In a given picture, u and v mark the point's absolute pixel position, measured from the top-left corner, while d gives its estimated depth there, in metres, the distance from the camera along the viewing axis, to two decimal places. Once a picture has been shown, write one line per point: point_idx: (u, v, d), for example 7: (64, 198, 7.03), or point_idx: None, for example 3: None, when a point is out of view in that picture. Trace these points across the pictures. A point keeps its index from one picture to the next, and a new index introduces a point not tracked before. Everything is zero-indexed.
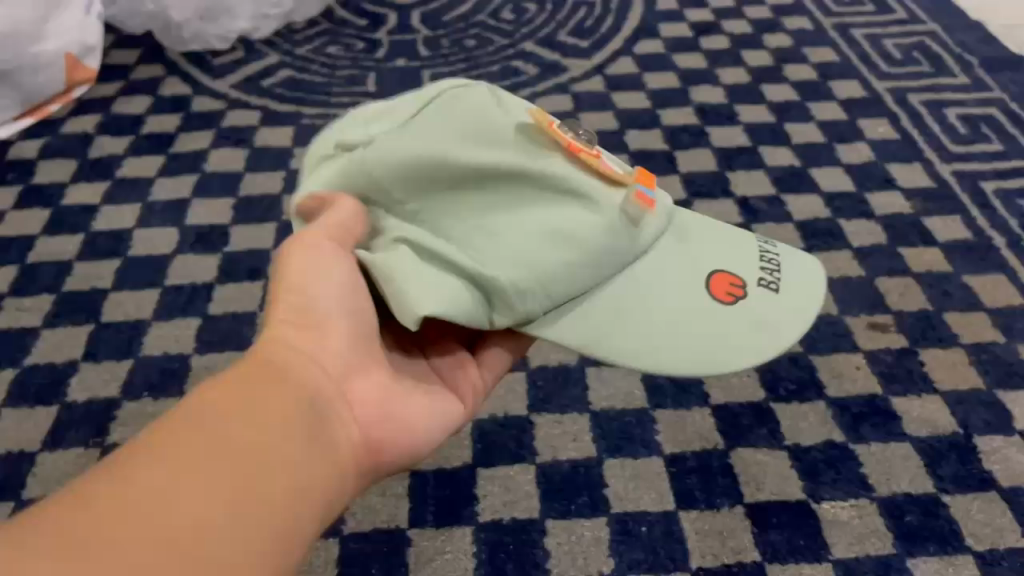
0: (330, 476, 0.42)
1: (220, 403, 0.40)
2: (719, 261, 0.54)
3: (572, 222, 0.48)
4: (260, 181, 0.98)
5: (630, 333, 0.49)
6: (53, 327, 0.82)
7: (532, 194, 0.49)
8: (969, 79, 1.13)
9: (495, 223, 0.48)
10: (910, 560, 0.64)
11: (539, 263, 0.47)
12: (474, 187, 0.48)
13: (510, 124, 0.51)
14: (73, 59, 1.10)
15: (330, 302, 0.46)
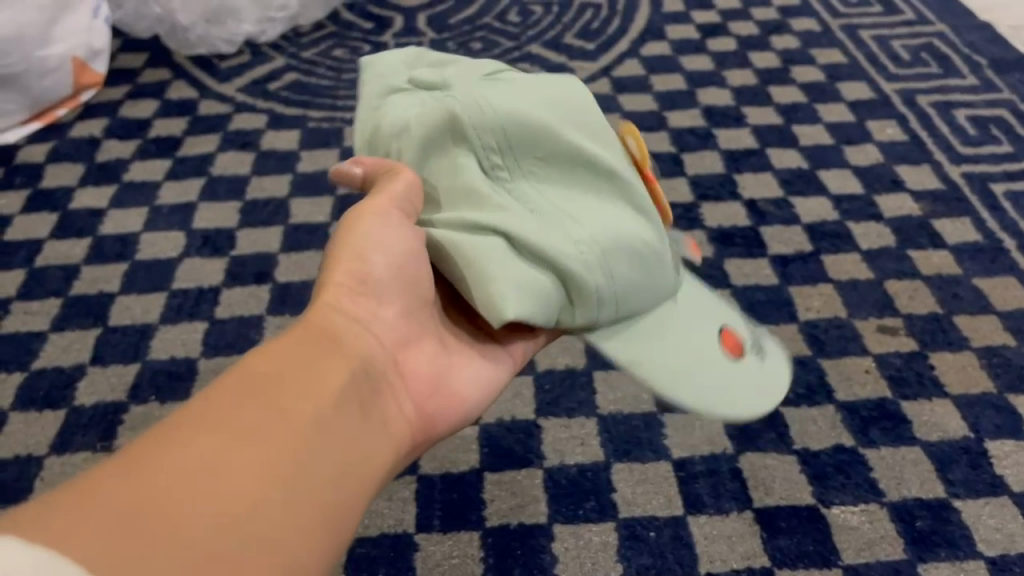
0: (385, 441, 0.45)
1: (291, 359, 0.42)
2: (725, 319, 0.59)
3: (638, 228, 0.52)
4: (267, 184, 0.98)
5: (668, 357, 0.53)
6: (60, 331, 0.82)
7: (610, 187, 0.52)
8: (977, 80, 1.13)
9: (573, 209, 0.51)
10: (920, 566, 0.63)
11: (611, 255, 0.50)
12: (558, 167, 0.51)
13: (595, 114, 0.54)
14: (79, 62, 1.10)
15: (386, 273, 0.49)
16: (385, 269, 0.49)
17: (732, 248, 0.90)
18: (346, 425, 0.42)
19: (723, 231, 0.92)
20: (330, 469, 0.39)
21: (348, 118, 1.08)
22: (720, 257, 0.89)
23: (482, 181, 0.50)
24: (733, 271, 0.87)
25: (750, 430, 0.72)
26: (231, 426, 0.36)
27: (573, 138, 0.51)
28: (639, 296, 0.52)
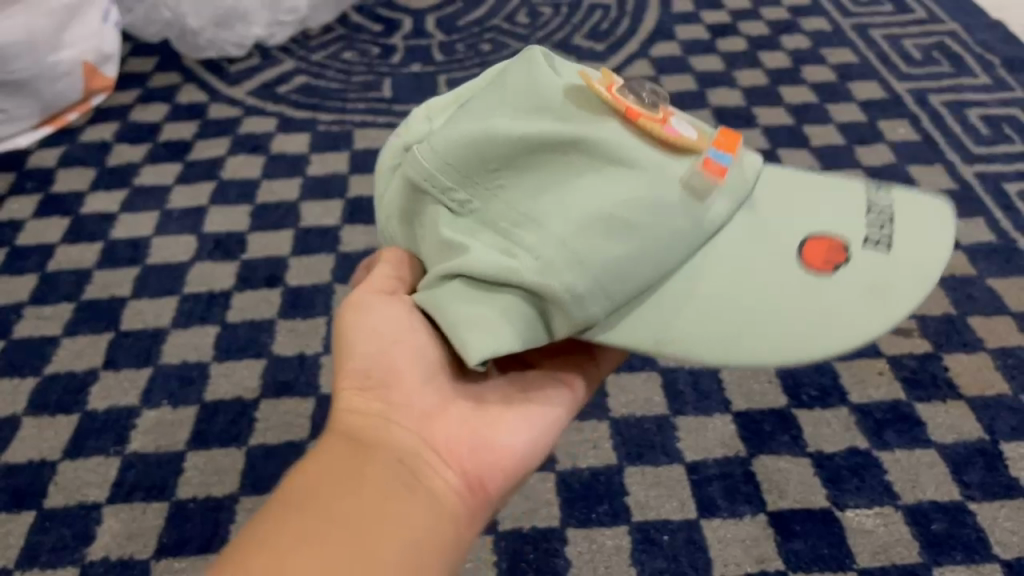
0: (441, 531, 0.41)
1: (310, 495, 0.39)
2: (819, 221, 0.46)
3: (631, 192, 0.42)
4: (277, 187, 0.98)
5: (712, 321, 0.43)
6: (73, 335, 0.82)
7: (584, 162, 0.43)
8: (990, 79, 1.12)
9: (543, 206, 0.42)
10: (936, 569, 0.63)
11: (597, 258, 0.41)
12: (519, 166, 0.43)
13: (559, 88, 0.45)
14: (91, 66, 1.10)
15: (393, 357, 0.44)
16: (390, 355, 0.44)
17: None
18: (388, 528, 0.39)
19: None
20: None
21: (357, 122, 1.08)
22: None
23: (452, 218, 0.43)
24: None
25: (763, 433, 0.72)
26: None
27: (522, 128, 0.43)
28: (650, 270, 0.42)
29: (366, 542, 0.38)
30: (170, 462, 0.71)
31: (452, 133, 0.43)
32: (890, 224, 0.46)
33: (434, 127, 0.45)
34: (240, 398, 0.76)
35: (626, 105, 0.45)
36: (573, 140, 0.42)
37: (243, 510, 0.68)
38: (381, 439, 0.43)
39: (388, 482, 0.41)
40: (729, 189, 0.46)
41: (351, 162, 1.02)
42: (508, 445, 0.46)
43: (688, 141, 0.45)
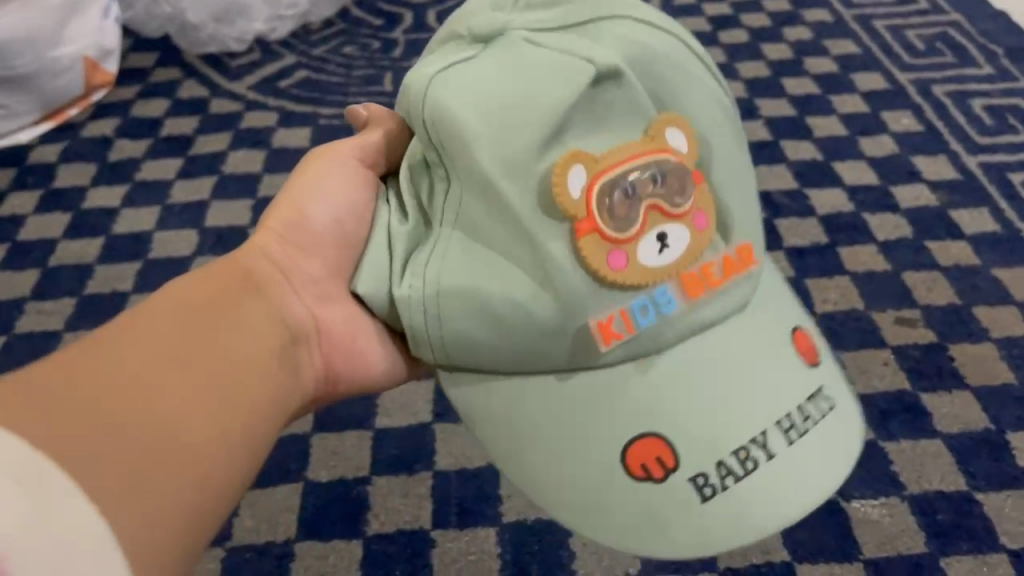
0: (283, 383, 0.45)
1: (190, 300, 0.43)
2: (714, 411, 0.40)
3: (527, 279, 0.40)
4: (279, 181, 0.98)
5: (529, 439, 0.42)
6: (76, 330, 0.82)
7: (520, 219, 0.40)
8: (993, 69, 1.12)
9: (461, 239, 0.41)
10: (942, 559, 0.63)
11: (472, 313, 0.41)
12: (468, 180, 0.41)
13: (568, 119, 0.40)
14: (92, 62, 1.10)
15: (320, 220, 0.51)
16: (322, 218, 0.51)
17: None
18: (244, 359, 0.42)
19: None
20: (232, 406, 0.40)
21: None
22: None
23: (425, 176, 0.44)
24: None
25: None
26: (118, 357, 0.37)
27: (492, 144, 0.40)
28: (513, 357, 0.41)
29: (230, 362, 0.41)
30: None
31: (451, 92, 0.41)
32: (788, 441, 0.40)
33: (477, 58, 0.42)
34: None
35: (600, 184, 0.40)
36: (510, 209, 0.40)
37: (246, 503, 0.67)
38: (266, 283, 0.48)
39: (253, 322, 0.45)
40: (679, 312, 0.41)
41: None
42: (368, 354, 0.49)
43: (638, 251, 0.40)
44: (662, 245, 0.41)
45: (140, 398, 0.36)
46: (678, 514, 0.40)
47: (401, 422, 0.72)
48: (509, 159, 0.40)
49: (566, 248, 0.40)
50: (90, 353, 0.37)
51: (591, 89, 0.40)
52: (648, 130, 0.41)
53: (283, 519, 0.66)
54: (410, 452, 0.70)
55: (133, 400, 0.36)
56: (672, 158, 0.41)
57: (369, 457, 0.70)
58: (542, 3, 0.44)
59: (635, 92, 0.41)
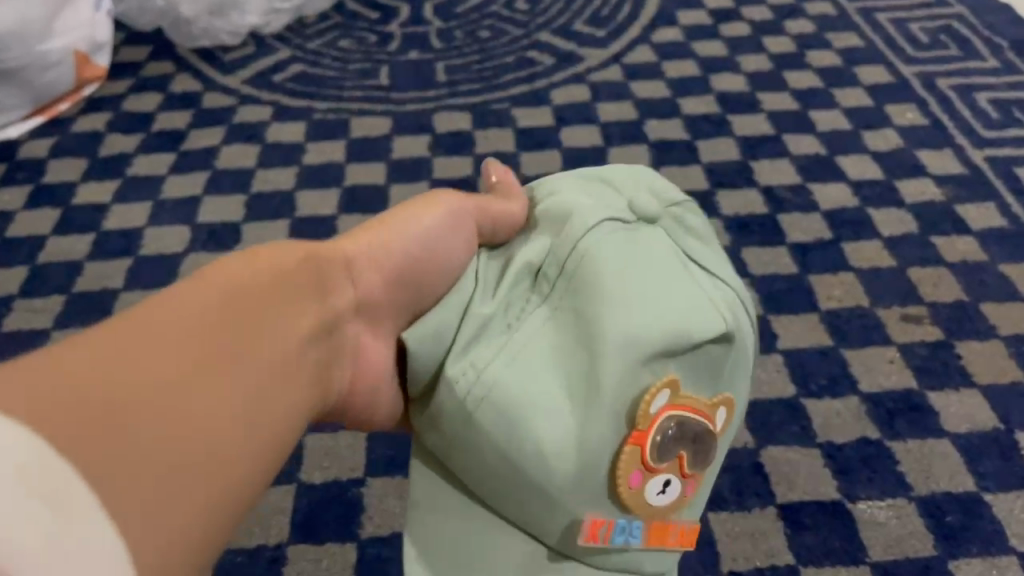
0: (324, 377, 0.40)
1: (261, 267, 0.39)
2: None
3: (550, 432, 0.41)
4: (273, 177, 0.96)
5: (446, 531, 0.45)
6: (65, 328, 0.80)
7: (586, 367, 0.41)
8: (999, 62, 1.10)
9: (530, 357, 0.42)
10: (951, 563, 0.61)
11: (500, 411, 0.41)
12: (574, 315, 0.42)
13: (691, 328, 0.42)
14: (83, 56, 1.08)
15: (416, 247, 0.48)
16: (417, 244, 0.48)
17: (750, 236, 0.87)
18: (297, 344, 0.38)
19: (739, 218, 0.90)
20: (280, 391, 0.35)
21: (354, 110, 1.06)
22: (738, 246, 0.86)
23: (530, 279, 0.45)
24: (751, 261, 0.85)
25: (772, 423, 0.70)
26: (180, 321, 0.33)
27: (612, 309, 0.41)
28: (486, 476, 0.42)
29: (284, 347, 0.37)
30: None
31: (608, 254, 0.43)
32: None
33: (639, 240, 0.45)
34: None
35: (657, 416, 0.41)
36: (592, 354, 0.41)
37: None
38: (335, 274, 0.44)
39: (311, 307, 0.40)
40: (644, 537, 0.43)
41: (348, 152, 1.00)
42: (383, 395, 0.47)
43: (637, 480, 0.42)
44: (665, 489, 0.42)
45: (198, 374, 0.31)
46: None
47: None
48: (618, 318, 0.41)
49: (597, 430, 0.41)
50: (151, 312, 0.33)
51: (706, 344, 0.42)
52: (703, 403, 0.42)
53: (276, 522, 0.64)
54: (405, 452, 0.68)
55: (192, 378, 0.31)
56: (709, 427, 0.43)
57: (363, 457, 0.68)
58: (695, 232, 0.48)
59: (726, 361, 0.43)
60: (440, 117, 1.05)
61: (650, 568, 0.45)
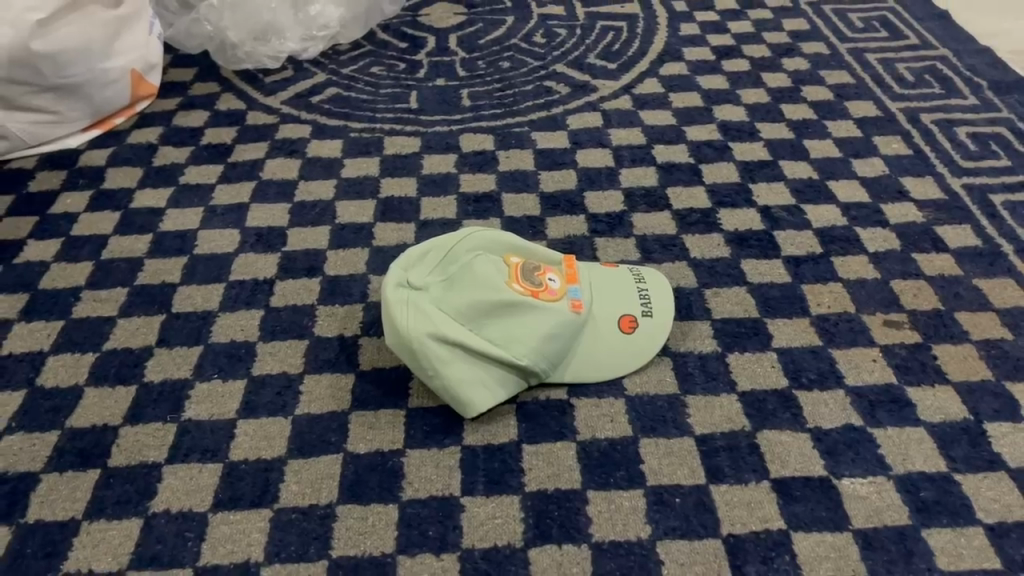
0: None
1: None
2: (524, 271, 0.81)
3: (488, 320, 0.77)
4: (313, 187, 1.06)
5: (447, 356, 0.75)
6: (128, 316, 0.88)
7: (501, 307, 0.77)
8: (977, 100, 1.20)
9: (473, 318, 0.77)
10: (924, 530, 0.69)
11: (461, 314, 0.76)
12: (484, 281, 0.78)
13: (524, 248, 0.84)
14: (138, 74, 1.17)
15: None
16: None
17: (748, 249, 0.97)
18: None
19: (739, 234, 0.99)
20: None
21: (387, 130, 1.16)
22: (737, 258, 0.95)
23: (455, 300, 0.77)
24: (749, 271, 0.94)
25: (766, 410, 0.79)
26: None
27: (506, 279, 0.79)
28: (465, 381, 0.76)
29: None
30: (222, 428, 0.77)
31: (498, 262, 0.81)
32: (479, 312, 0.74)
33: (506, 243, 0.83)
34: (285, 373, 0.82)
35: (541, 295, 0.80)
36: (505, 316, 0.77)
37: (292, 471, 0.73)
38: None
39: None
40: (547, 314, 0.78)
41: (382, 167, 1.09)
42: None
43: (547, 302, 0.79)
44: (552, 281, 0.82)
45: None
46: (499, 277, 0.79)
47: (430, 401, 0.79)
48: (501, 262, 0.81)
49: (516, 324, 0.77)
50: None
51: (539, 249, 0.86)
52: (559, 278, 0.83)
53: (326, 485, 0.72)
54: (439, 428, 0.77)
55: None
56: (560, 280, 0.83)
57: (402, 433, 0.76)
58: (541, 254, 0.86)
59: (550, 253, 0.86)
60: (466, 138, 1.15)
61: (555, 308, 0.79)
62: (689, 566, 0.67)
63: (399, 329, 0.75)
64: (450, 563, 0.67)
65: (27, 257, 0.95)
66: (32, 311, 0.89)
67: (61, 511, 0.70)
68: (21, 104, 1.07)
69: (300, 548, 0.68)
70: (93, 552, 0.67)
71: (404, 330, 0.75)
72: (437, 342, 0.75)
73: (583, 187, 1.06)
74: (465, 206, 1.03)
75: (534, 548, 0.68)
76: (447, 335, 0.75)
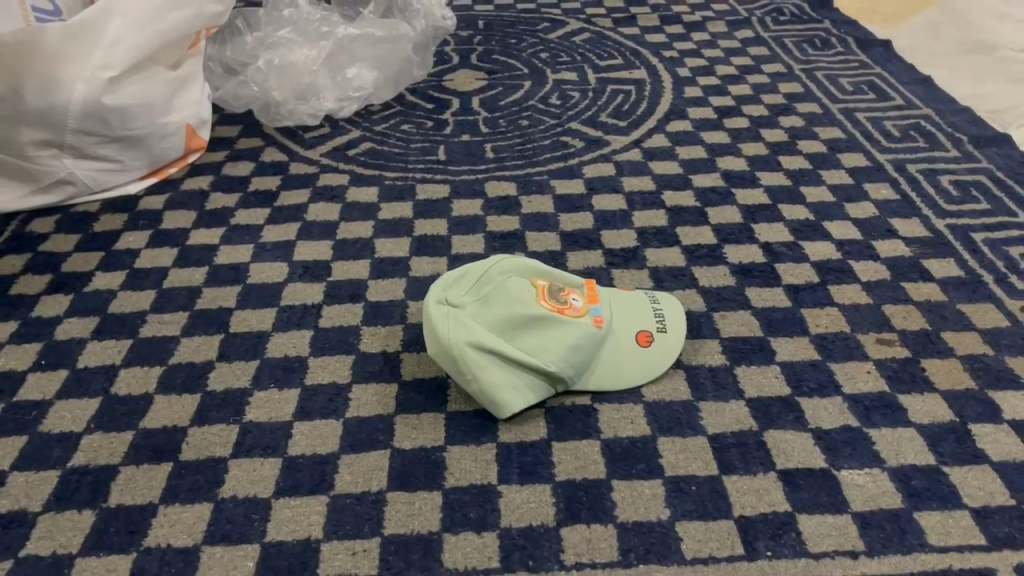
0: None
1: None
2: (551, 291, 0.90)
3: (522, 334, 0.85)
4: (354, 227, 1.16)
5: (483, 364, 0.83)
6: (190, 336, 0.97)
7: (531, 320, 0.85)
8: (959, 153, 1.32)
9: (508, 333, 0.85)
10: (916, 513, 0.77)
11: (496, 329, 0.85)
12: (517, 301, 0.86)
13: (549, 273, 0.93)
14: (192, 129, 1.29)
15: None
16: None
17: (752, 279, 1.06)
18: None
19: (743, 266, 1.08)
20: None
21: (418, 179, 1.27)
22: (742, 286, 1.05)
23: (489, 316, 0.86)
24: (754, 297, 1.03)
25: (771, 413, 0.87)
26: None
27: (537, 298, 0.88)
28: (502, 387, 0.84)
29: None
30: (280, 428, 0.85)
31: (528, 284, 0.90)
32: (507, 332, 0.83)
33: (534, 270, 0.92)
34: (335, 382, 0.91)
35: (566, 312, 0.88)
36: (535, 330, 0.85)
37: (344, 464, 0.81)
38: None
39: None
40: (573, 329, 0.87)
41: (415, 210, 1.19)
42: None
43: (571, 318, 0.87)
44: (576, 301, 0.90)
45: None
46: (528, 296, 0.87)
47: (467, 405, 0.87)
48: (531, 285, 0.90)
49: (547, 338, 0.85)
50: None
51: (563, 274, 0.94)
52: (584, 298, 0.91)
53: (376, 475, 0.80)
54: (476, 428, 0.85)
55: None
56: (582, 300, 0.91)
57: (443, 432, 0.85)
58: (565, 279, 0.94)
59: (572, 278, 0.95)
60: (491, 185, 1.25)
61: (579, 324, 0.87)
62: (705, 542, 0.74)
63: (443, 341, 0.84)
64: (490, 540, 0.74)
65: (96, 286, 1.05)
66: (103, 331, 0.98)
67: (140, 497, 0.78)
68: (89, 153, 1.18)
69: (356, 527, 0.75)
70: (170, 530, 0.75)
71: (446, 342, 0.84)
72: (476, 350, 0.83)
73: (600, 226, 1.16)
74: (492, 242, 1.13)
75: (565, 526, 0.76)
76: (484, 343, 0.83)
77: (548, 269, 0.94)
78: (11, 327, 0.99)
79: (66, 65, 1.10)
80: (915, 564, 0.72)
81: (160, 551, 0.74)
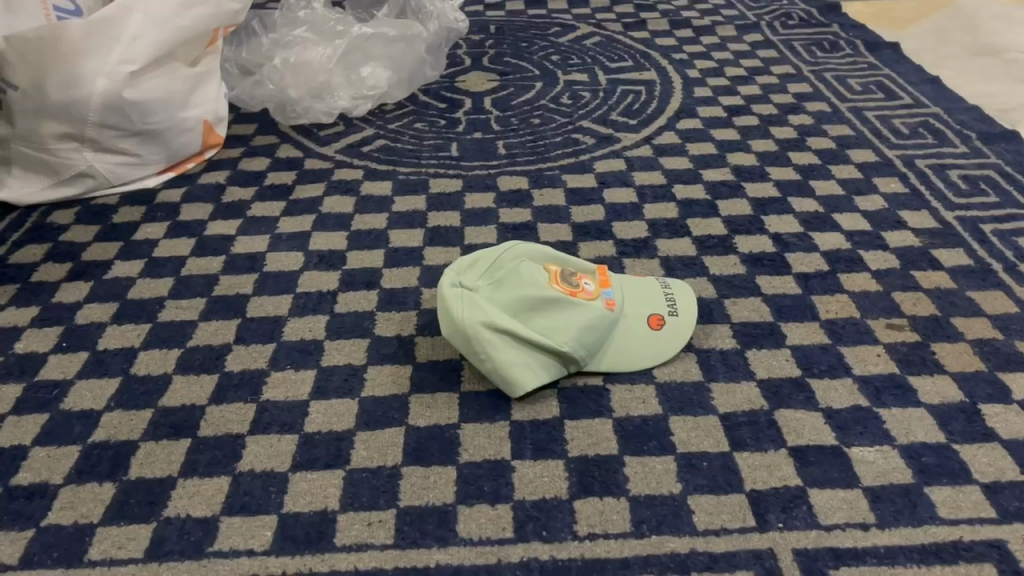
0: None
1: None
2: (564, 276, 0.91)
3: (535, 317, 0.86)
4: (368, 219, 1.18)
5: (496, 343, 0.84)
6: (208, 320, 0.99)
7: (544, 302, 0.86)
8: (967, 148, 1.33)
9: (521, 314, 0.86)
10: (926, 488, 0.77)
11: (510, 311, 0.86)
12: (531, 284, 0.87)
13: (561, 259, 0.94)
14: (209, 125, 1.31)
15: None
16: None
17: (762, 268, 1.07)
18: None
19: (753, 256, 1.09)
20: None
21: (431, 174, 1.29)
22: (753, 274, 1.06)
23: (503, 298, 0.86)
24: (764, 285, 1.04)
25: (781, 393, 0.88)
26: None
27: (551, 282, 0.88)
28: (515, 366, 0.85)
29: None
30: (297, 407, 0.87)
31: (540, 268, 0.90)
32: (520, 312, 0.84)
33: (546, 254, 0.93)
34: (351, 364, 0.92)
35: (578, 296, 0.89)
36: (547, 312, 0.86)
37: (360, 440, 0.83)
38: None
39: None
40: (586, 313, 0.87)
41: (428, 203, 1.21)
42: None
43: (583, 301, 0.88)
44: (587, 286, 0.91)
45: None
46: (542, 278, 0.88)
47: (481, 385, 0.89)
48: (543, 269, 0.90)
49: (559, 320, 0.86)
50: None
51: (575, 260, 0.95)
52: (596, 283, 0.92)
53: (392, 451, 0.81)
54: (490, 407, 0.86)
55: None
56: (593, 285, 0.92)
57: (456, 411, 0.86)
58: (577, 265, 0.95)
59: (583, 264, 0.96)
60: (504, 179, 1.27)
61: (591, 307, 0.88)
62: (717, 514, 0.75)
63: (457, 321, 0.85)
64: (504, 511, 0.75)
65: (115, 273, 1.07)
66: (122, 315, 1.00)
67: (159, 470, 0.80)
68: (109, 146, 1.20)
69: (372, 500, 0.76)
70: (189, 501, 0.76)
71: (460, 321, 0.84)
72: (490, 330, 0.84)
73: (611, 218, 1.18)
74: (505, 233, 1.14)
75: (578, 499, 0.76)
76: (498, 323, 0.84)
77: (558, 254, 0.95)
78: (33, 312, 1.01)
79: (86, 59, 1.12)
80: (925, 535, 0.73)
81: (179, 520, 0.75)
